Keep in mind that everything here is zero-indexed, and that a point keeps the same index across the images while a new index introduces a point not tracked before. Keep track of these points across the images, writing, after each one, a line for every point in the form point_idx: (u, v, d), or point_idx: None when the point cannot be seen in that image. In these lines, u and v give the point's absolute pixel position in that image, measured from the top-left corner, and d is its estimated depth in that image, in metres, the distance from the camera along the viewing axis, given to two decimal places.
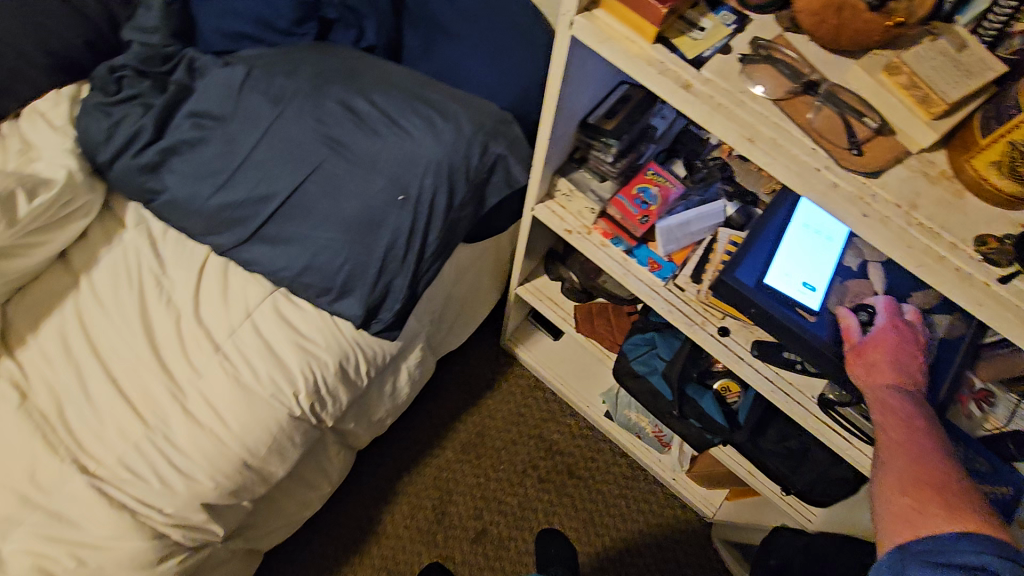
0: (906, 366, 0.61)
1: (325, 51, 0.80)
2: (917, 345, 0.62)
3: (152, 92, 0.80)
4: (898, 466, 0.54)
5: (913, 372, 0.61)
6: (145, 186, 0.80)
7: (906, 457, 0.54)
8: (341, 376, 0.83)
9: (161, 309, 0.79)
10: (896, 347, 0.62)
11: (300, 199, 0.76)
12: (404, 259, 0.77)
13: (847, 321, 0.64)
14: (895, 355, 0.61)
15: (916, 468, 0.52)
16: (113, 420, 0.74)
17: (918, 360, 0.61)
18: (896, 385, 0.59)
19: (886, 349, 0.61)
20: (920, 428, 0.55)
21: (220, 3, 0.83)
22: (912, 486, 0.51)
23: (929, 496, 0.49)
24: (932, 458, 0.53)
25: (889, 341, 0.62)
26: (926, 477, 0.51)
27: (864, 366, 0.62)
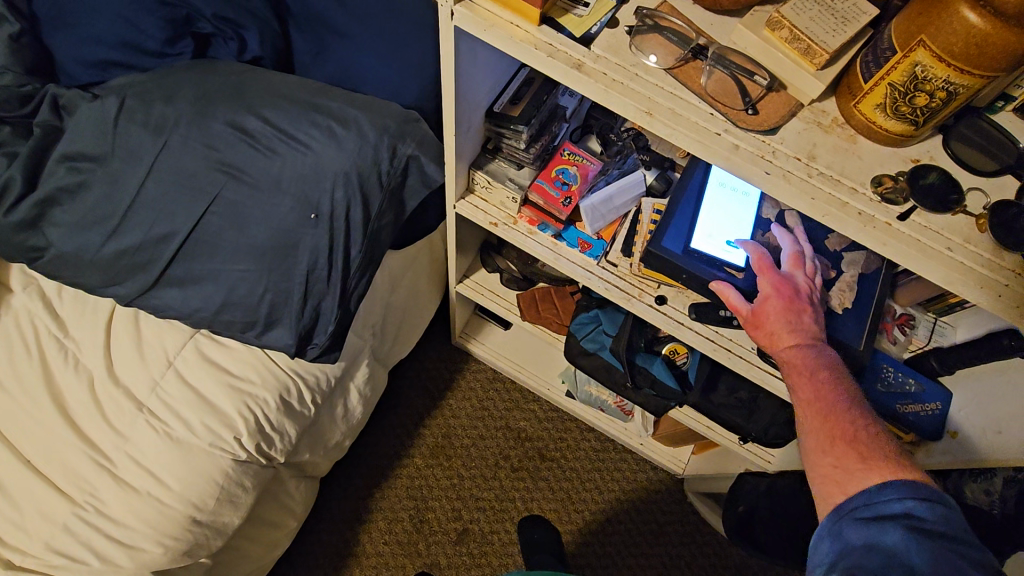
0: (800, 319, 0.61)
1: (203, 69, 0.74)
2: (803, 295, 0.63)
3: (15, 140, 0.73)
4: (813, 424, 0.55)
5: (808, 322, 0.61)
6: (25, 245, 0.72)
7: (818, 414, 0.55)
8: (284, 409, 0.79)
9: (69, 374, 0.72)
10: (785, 304, 0.62)
11: (203, 234, 0.70)
12: (329, 279, 0.74)
13: (729, 297, 0.64)
14: (785, 312, 0.61)
15: (828, 425, 0.54)
16: (35, 504, 0.68)
17: (808, 308, 0.62)
18: (795, 343, 0.60)
19: (775, 310, 0.61)
20: (826, 380, 0.57)
21: (75, 30, 0.75)
22: (830, 445, 0.52)
23: (846, 453, 0.51)
24: (840, 409, 0.54)
25: (777, 301, 0.62)
26: (840, 432, 0.53)
27: (762, 333, 0.62)
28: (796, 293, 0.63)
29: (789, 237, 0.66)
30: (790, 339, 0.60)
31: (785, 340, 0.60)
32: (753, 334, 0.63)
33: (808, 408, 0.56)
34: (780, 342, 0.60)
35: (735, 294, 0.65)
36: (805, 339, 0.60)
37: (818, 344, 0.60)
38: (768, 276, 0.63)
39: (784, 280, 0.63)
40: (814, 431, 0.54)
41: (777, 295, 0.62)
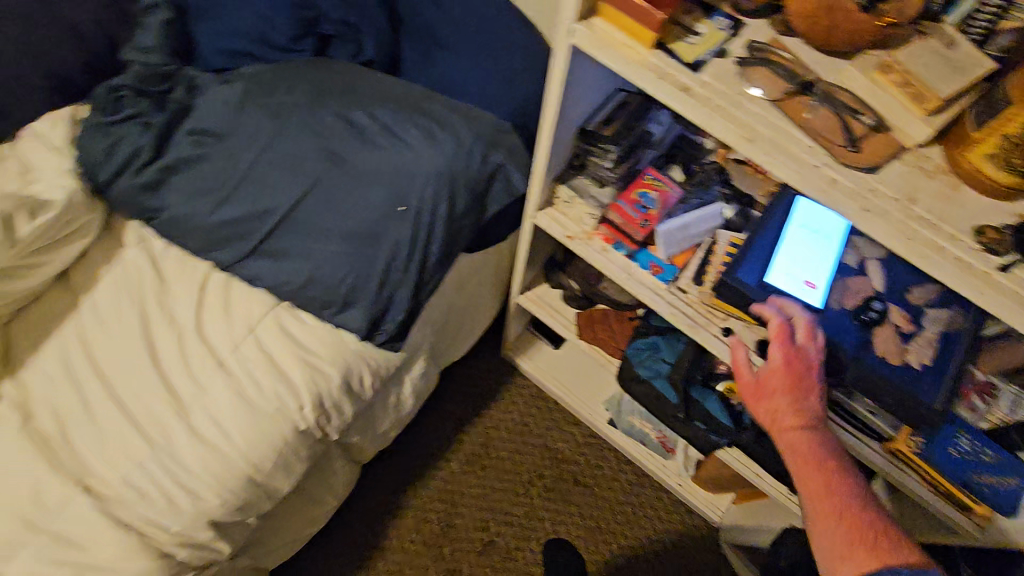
0: (806, 400, 0.62)
1: (322, 67, 0.81)
2: (811, 371, 0.63)
3: (151, 111, 0.80)
4: (827, 521, 0.55)
5: (813, 403, 0.62)
6: (145, 205, 0.80)
7: (830, 510, 0.56)
8: (346, 388, 0.83)
9: (164, 326, 0.79)
10: (790, 381, 0.62)
11: (300, 213, 0.76)
12: (406, 270, 0.78)
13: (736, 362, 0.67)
14: (790, 392, 0.62)
15: (829, 515, 0.55)
16: (117, 439, 0.73)
17: (812, 383, 0.62)
18: (798, 423, 0.61)
19: (780, 387, 0.62)
20: (830, 469, 0.58)
21: (217, 22, 0.84)
22: (831, 537, 0.54)
23: (851, 548, 0.52)
24: (842, 499, 0.56)
25: (779, 376, 0.62)
26: (856, 533, 0.53)
27: (763, 408, 0.63)
28: (804, 368, 0.63)
29: (796, 305, 0.66)
30: (792, 419, 0.61)
31: (789, 420, 0.61)
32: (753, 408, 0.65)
33: (810, 494, 0.57)
34: (782, 422, 0.61)
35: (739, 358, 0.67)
36: (809, 422, 0.61)
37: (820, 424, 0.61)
38: (774, 349, 0.63)
39: (794, 355, 0.63)
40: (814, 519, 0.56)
41: (781, 368, 0.62)
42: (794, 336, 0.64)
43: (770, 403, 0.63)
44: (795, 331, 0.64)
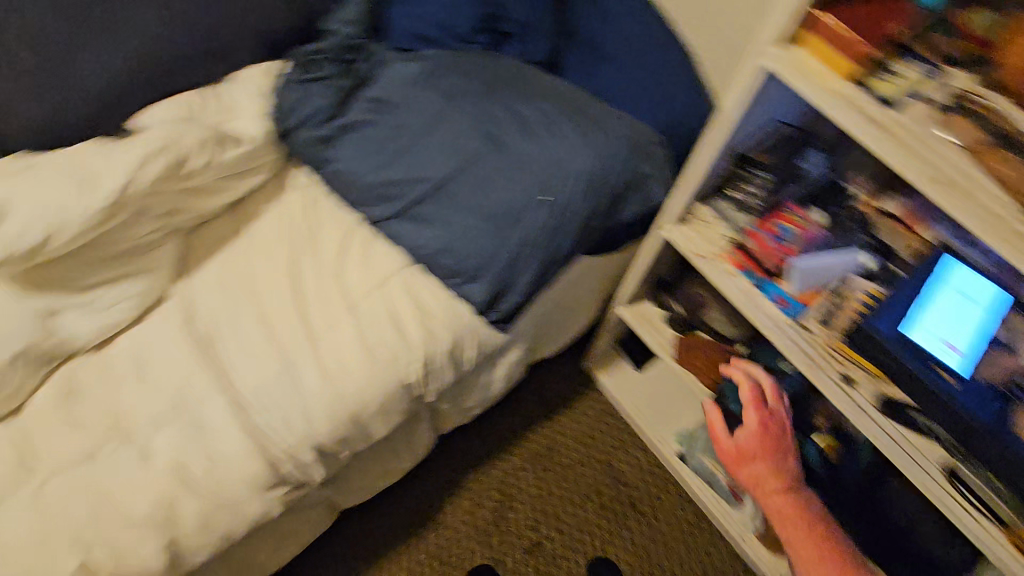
0: (778, 450, 0.86)
1: (494, 60, 0.88)
2: (777, 424, 0.87)
3: (339, 76, 0.90)
4: (794, 533, 0.82)
5: (783, 450, 0.86)
6: (317, 156, 0.90)
7: (796, 526, 0.82)
8: (452, 357, 0.88)
9: (311, 263, 0.88)
10: (765, 434, 0.86)
11: (450, 186, 0.83)
12: (533, 257, 0.82)
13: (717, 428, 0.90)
14: (766, 443, 0.85)
15: (805, 545, 0.80)
16: (253, 354, 0.81)
17: (785, 443, 0.86)
18: (775, 479, 0.85)
19: (757, 441, 0.86)
20: (793, 498, 0.84)
21: (410, 7, 0.93)
22: (797, 541, 0.81)
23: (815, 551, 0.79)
24: (800, 512, 0.83)
25: (765, 444, 0.85)
26: (814, 540, 0.80)
27: (746, 471, 0.87)
28: (773, 422, 0.87)
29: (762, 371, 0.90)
30: (770, 476, 0.85)
31: (767, 478, 0.86)
32: (737, 470, 0.88)
33: (789, 535, 0.82)
34: (761, 480, 0.86)
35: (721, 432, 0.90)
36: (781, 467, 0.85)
37: (790, 476, 0.85)
38: (752, 421, 0.86)
39: (766, 414, 0.86)
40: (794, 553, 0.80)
41: (762, 434, 0.86)
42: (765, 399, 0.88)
43: (753, 466, 0.86)
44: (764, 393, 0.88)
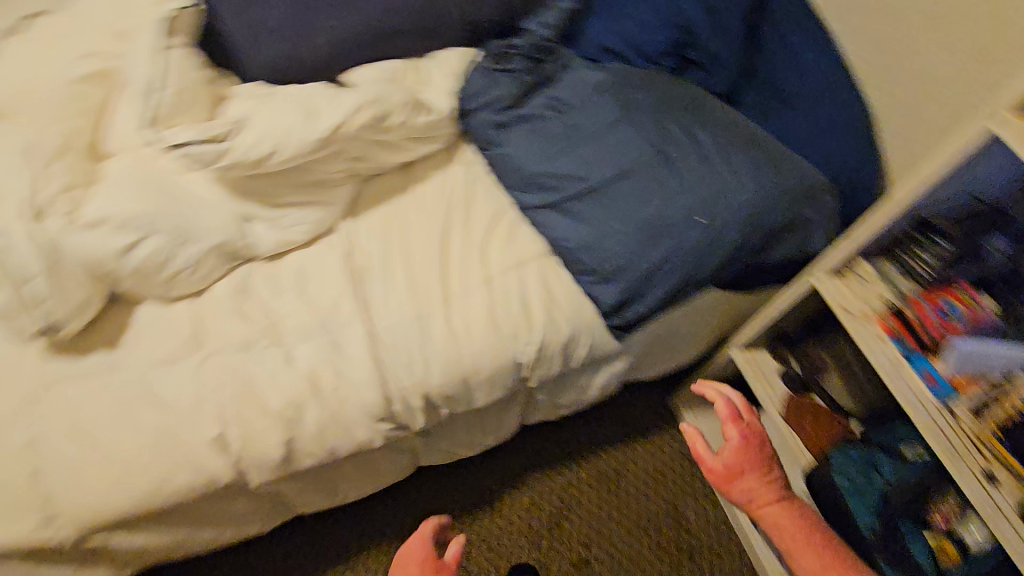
0: (759, 461, 0.91)
1: (677, 85, 0.94)
2: (752, 434, 0.93)
3: (525, 71, 0.97)
4: (799, 542, 0.84)
5: (763, 461, 0.91)
6: (490, 138, 0.97)
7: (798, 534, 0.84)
8: (564, 351, 0.91)
9: (460, 231, 0.94)
10: (745, 445, 0.91)
11: (608, 189, 0.87)
12: (673, 273, 0.84)
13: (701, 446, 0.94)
14: (747, 456, 0.91)
15: (808, 550, 0.82)
16: (394, 297, 0.88)
17: (767, 453, 0.92)
18: (767, 492, 0.89)
19: (740, 455, 0.91)
20: (782, 502, 0.88)
21: (607, 22, 1.00)
22: (802, 548, 0.83)
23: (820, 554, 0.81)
24: (796, 519, 0.86)
25: (750, 456, 0.91)
26: (819, 544, 0.82)
27: (738, 488, 0.91)
28: (750, 433, 0.93)
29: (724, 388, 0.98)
30: (763, 490, 0.89)
31: (762, 492, 0.89)
32: (728, 486, 0.92)
33: (790, 543, 0.84)
34: (756, 494, 0.89)
35: (703, 451, 0.94)
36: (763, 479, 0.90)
37: (780, 486, 0.90)
38: (734, 436, 0.92)
39: (738, 425, 0.92)
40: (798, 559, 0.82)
41: (746, 448, 0.91)
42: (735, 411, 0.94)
43: (741, 478, 0.91)
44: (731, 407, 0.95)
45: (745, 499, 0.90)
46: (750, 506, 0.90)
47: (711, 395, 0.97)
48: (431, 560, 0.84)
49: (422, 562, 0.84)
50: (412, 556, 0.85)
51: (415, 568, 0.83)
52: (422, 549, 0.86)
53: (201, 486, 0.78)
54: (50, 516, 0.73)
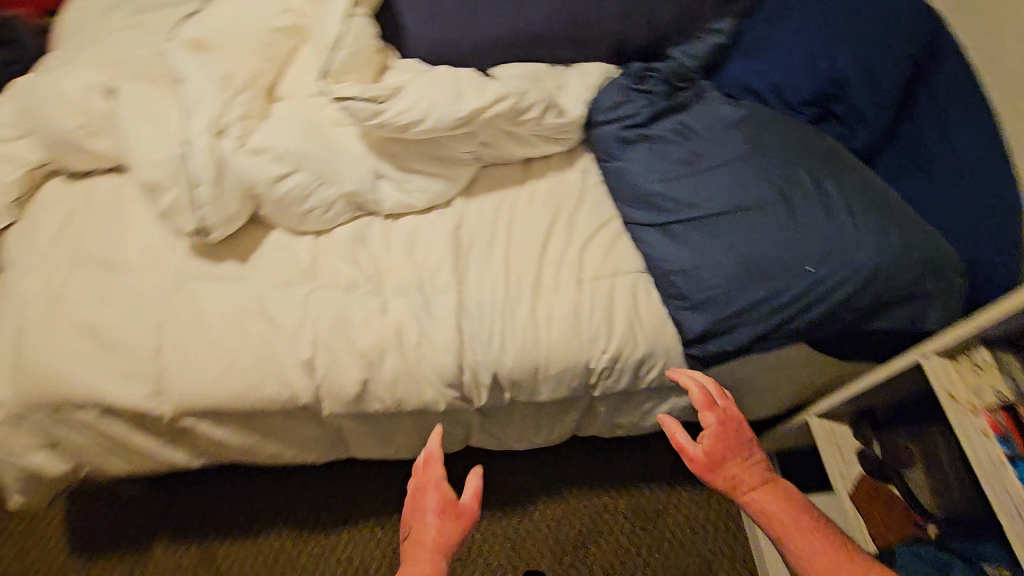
0: (747, 452, 0.83)
1: (813, 134, 0.94)
2: (734, 419, 0.84)
3: (660, 95, 1.00)
4: (804, 538, 0.75)
5: (750, 451, 0.83)
6: (610, 151, 1.00)
7: (801, 527, 0.76)
8: (636, 368, 0.91)
9: (563, 231, 0.97)
10: (729, 433, 0.83)
11: (719, 220, 0.88)
12: (769, 316, 0.83)
13: (678, 440, 0.83)
14: (733, 444, 0.82)
15: (815, 544, 0.74)
16: (490, 276, 0.93)
17: (747, 436, 0.83)
18: (752, 477, 0.81)
19: (725, 444, 0.82)
20: (775, 492, 0.80)
21: (753, 63, 1.02)
22: (807, 543, 0.75)
23: (827, 547, 0.73)
24: (795, 511, 0.78)
25: (730, 440, 0.82)
26: (826, 538, 0.75)
27: (721, 477, 0.81)
28: (732, 420, 0.84)
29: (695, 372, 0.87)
30: (747, 477, 0.81)
31: (747, 479, 0.81)
32: (710, 476, 0.82)
33: (785, 532, 0.77)
34: (742, 482, 0.81)
35: (682, 439, 0.83)
36: (750, 468, 0.82)
37: (762, 470, 0.82)
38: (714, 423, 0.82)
39: (720, 411, 0.83)
40: (798, 551, 0.75)
41: (726, 433, 0.82)
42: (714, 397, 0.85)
43: (728, 469, 0.81)
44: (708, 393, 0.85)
45: (730, 488, 0.81)
46: (735, 495, 0.81)
47: (686, 381, 0.84)
48: (450, 506, 0.81)
49: (440, 512, 0.81)
50: (430, 502, 0.82)
51: (433, 518, 0.80)
52: (441, 493, 0.82)
53: (283, 401, 0.87)
54: (161, 388, 0.85)
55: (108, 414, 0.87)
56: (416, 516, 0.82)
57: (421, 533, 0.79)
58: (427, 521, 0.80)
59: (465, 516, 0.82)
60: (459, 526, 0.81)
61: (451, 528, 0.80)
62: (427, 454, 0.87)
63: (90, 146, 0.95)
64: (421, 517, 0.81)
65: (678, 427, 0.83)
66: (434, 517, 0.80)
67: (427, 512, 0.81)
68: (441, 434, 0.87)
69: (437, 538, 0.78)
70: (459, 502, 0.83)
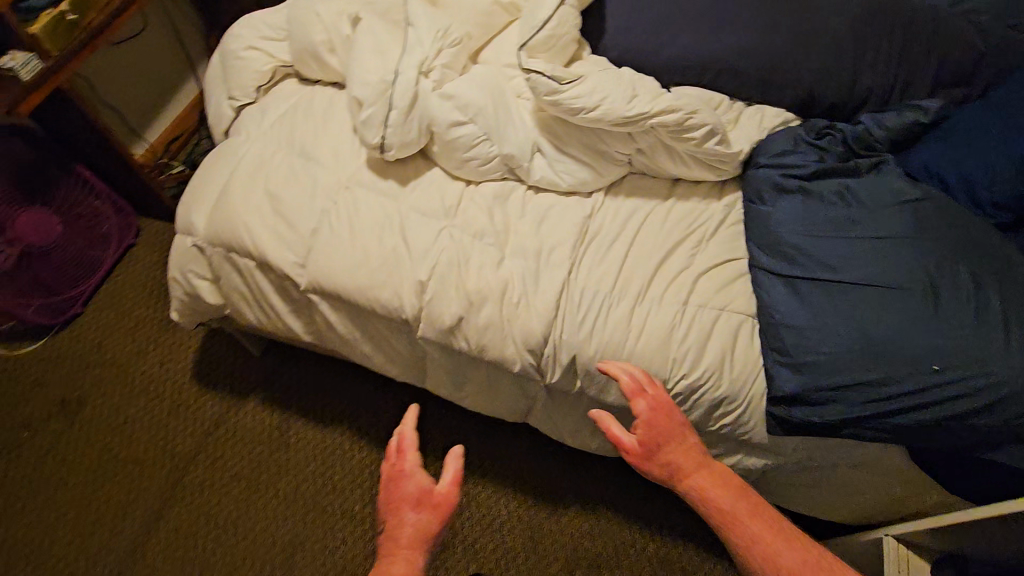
0: (680, 436, 0.82)
1: (994, 236, 0.86)
2: (665, 402, 0.84)
3: (835, 156, 0.97)
4: (750, 525, 0.73)
5: (683, 435, 0.82)
6: (760, 193, 0.99)
7: (747, 515, 0.74)
8: (711, 407, 0.88)
9: (686, 252, 0.97)
10: (664, 418, 0.82)
11: (851, 290, 0.84)
12: (871, 401, 0.79)
13: (611, 429, 0.81)
14: (668, 428, 0.81)
15: (763, 531, 0.73)
16: (600, 269, 0.96)
17: (678, 419, 0.83)
18: (689, 462, 0.80)
19: (661, 430, 0.81)
20: (716, 478, 0.79)
21: (952, 148, 0.94)
22: (754, 531, 0.73)
23: (774, 536, 0.72)
24: (739, 497, 0.77)
25: (660, 423, 0.81)
26: (774, 527, 0.73)
27: (654, 464, 0.80)
28: (665, 405, 0.84)
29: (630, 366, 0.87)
30: (684, 462, 0.80)
31: (684, 465, 0.79)
32: (647, 465, 0.80)
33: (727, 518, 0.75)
34: (678, 468, 0.79)
35: (617, 430, 0.82)
36: (688, 453, 0.80)
37: (697, 451, 0.81)
38: (642, 408, 0.82)
39: (653, 396, 0.83)
40: (741, 538, 0.73)
41: (655, 418, 0.82)
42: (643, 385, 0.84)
43: (662, 457, 0.80)
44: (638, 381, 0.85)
45: (667, 475, 0.80)
46: (673, 482, 0.79)
47: (615, 371, 0.85)
48: (425, 496, 0.77)
49: (417, 505, 0.77)
50: (406, 494, 0.77)
51: (411, 515, 0.76)
52: (417, 484, 0.78)
53: (390, 309, 0.98)
54: (306, 263, 1.01)
55: (262, 269, 1.06)
56: (391, 508, 0.78)
57: (398, 528, 0.75)
58: (404, 518, 0.76)
59: (443, 507, 0.77)
60: (437, 516, 0.76)
61: (429, 520, 0.76)
62: (402, 438, 0.82)
63: (326, 62, 1.15)
64: (397, 511, 0.77)
65: (609, 416, 0.82)
66: (410, 511, 0.76)
67: (405, 506, 0.77)
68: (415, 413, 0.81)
69: (414, 533, 0.75)
70: (436, 490, 0.78)
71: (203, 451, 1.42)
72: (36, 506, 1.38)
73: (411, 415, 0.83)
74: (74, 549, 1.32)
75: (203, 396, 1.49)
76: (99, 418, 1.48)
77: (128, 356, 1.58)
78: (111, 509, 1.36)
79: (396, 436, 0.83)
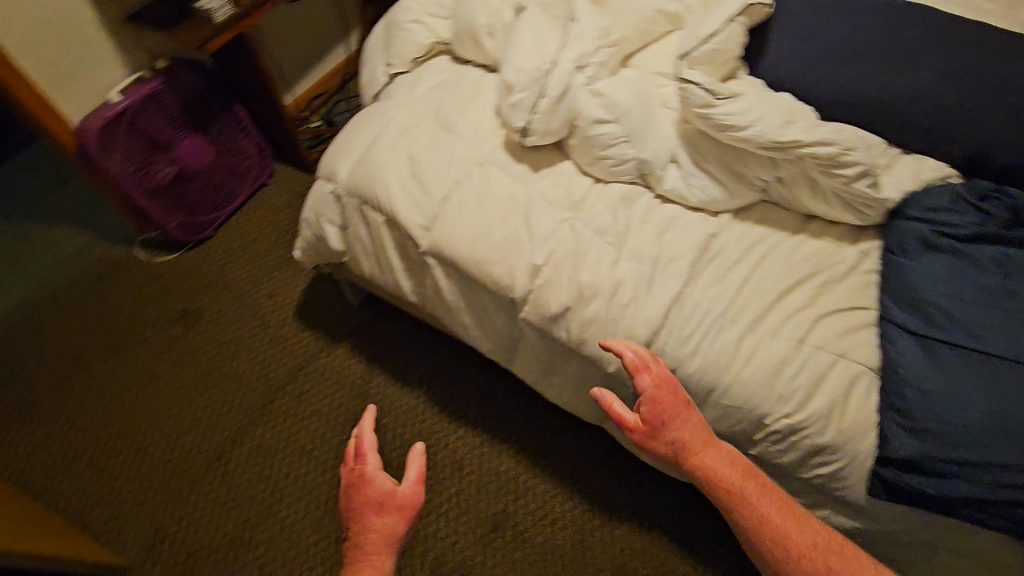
0: (686, 415, 0.88)
1: None
2: (672, 380, 0.88)
3: (999, 222, 0.90)
4: (758, 503, 0.83)
5: (688, 413, 0.88)
6: (905, 245, 0.93)
7: (755, 492, 0.84)
8: (809, 453, 0.85)
9: (809, 290, 0.93)
10: (672, 397, 0.88)
11: (995, 366, 0.79)
12: (997, 486, 0.74)
13: (615, 409, 0.90)
14: (675, 407, 0.88)
15: (770, 508, 0.83)
16: (716, 289, 0.94)
17: (682, 396, 0.88)
18: (694, 440, 0.87)
19: (670, 410, 0.87)
20: (723, 455, 0.87)
21: None
22: (763, 507, 0.83)
23: (779, 512, 0.82)
24: (745, 476, 0.86)
25: (665, 405, 0.87)
26: (779, 505, 0.83)
27: (660, 442, 0.88)
28: (672, 384, 0.88)
29: (635, 346, 0.89)
30: (690, 441, 0.88)
31: (690, 442, 0.87)
32: (652, 441, 0.89)
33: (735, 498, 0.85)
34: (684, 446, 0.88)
35: (620, 408, 0.91)
36: (693, 431, 0.88)
37: (701, 429, 0.88)
38: (647, 391, 0.87)
39: (658, 373, 0.87)
40: (747, 514, 0.83)
41: (660, 400, 0.87)
42: (648, 366, 0.88)
43: (666, 436, 0.88)
44: (642, 362, 0.88)
45: (674, 452, 0.88)
46: (680, 457, 0.88)
47: (618, 348, 0.89)
48: (387, 497, 0.87)
49: (382, 509, 0.86)
50: (371, 498, 0.86)
51: (376, 517, 0.85)
52: (382, 486, 0.87)
53: (499, 285, 1.02)
54: (430, 228, 1.07)
55: (388, 225, 1.13)
56: (356, 512, 0.87)
57: (366, 534, 0.84)
58: (371, 522, 0.85)
59: (406, 506, 0.87)
60: (402, 516, 0.86)
61: (394, 522, 0.85)
62: (361, 443, 0.90)
63: (482, 44, 1.21)
64: (364, 516, 0.86)
65: (614, 400, 0.90)
66: (377, 514, 0.85)
67: (370, 512, 0.86)
68: (371, 420, 0.90)
69: (382, 535, 0.84)
70: (399, 493, 0.87)
71: (290, 382, 1.53)
72: (148, 397, 1.54)
73: (367, 419, 0.93)
74: (166, 438, 1.47)
75: (300, 333, 1.61)
76: (214, 332, 1.64)
77: (249, 283, 1.74)
78: (209, 413, 1.50)
79: (355, 437, 0.91)
